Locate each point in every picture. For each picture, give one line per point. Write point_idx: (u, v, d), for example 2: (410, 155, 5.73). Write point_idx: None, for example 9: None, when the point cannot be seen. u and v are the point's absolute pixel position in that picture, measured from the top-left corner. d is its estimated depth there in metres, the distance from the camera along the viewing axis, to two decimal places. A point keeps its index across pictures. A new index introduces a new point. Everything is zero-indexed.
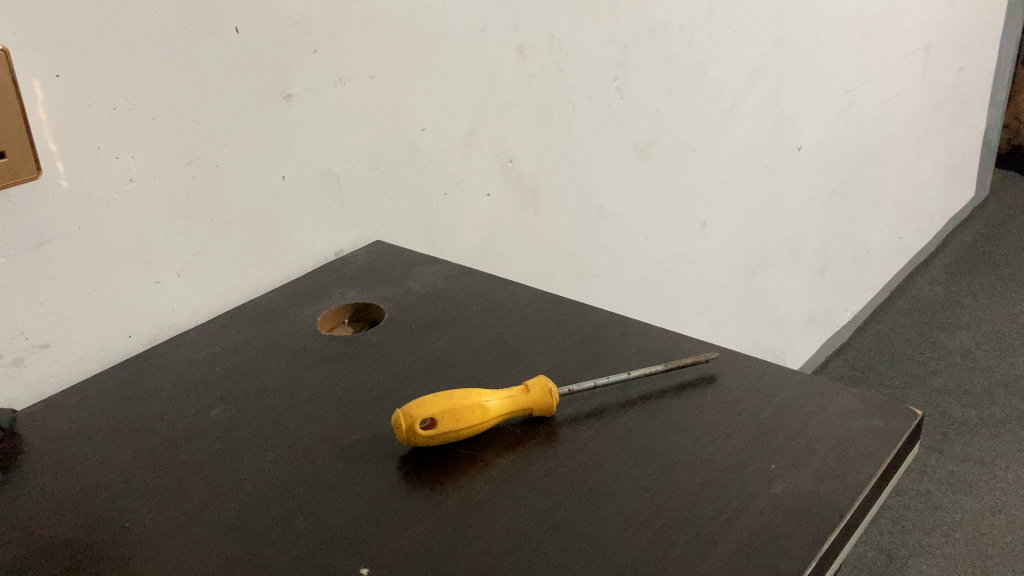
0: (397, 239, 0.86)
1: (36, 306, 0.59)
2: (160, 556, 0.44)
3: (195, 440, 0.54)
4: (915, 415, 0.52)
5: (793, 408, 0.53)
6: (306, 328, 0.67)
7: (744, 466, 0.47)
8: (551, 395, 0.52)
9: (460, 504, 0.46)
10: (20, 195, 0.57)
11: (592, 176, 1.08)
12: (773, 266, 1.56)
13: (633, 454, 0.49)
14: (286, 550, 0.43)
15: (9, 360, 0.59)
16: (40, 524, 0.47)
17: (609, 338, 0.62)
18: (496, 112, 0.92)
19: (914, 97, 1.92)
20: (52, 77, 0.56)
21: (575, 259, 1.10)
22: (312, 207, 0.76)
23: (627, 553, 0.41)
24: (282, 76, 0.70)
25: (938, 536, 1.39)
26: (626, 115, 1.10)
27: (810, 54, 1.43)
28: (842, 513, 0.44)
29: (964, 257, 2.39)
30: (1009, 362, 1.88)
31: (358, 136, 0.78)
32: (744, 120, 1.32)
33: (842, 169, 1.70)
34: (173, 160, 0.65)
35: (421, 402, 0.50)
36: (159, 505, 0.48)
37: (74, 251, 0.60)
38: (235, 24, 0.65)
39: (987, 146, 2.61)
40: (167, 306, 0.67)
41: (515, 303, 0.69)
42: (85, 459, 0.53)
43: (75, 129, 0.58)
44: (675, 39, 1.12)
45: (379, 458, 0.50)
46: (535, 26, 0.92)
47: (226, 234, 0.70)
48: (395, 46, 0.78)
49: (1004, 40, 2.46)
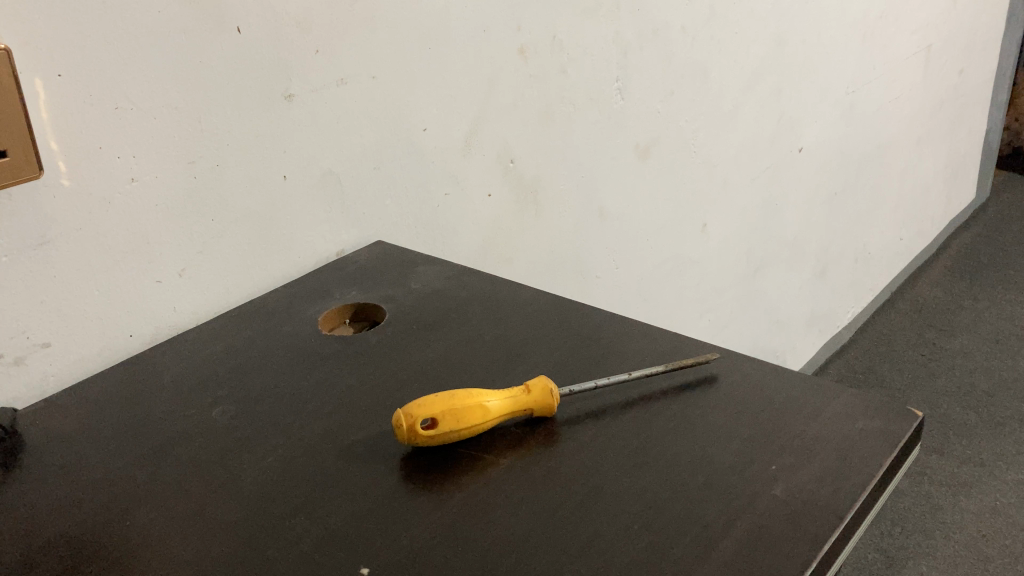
0: (398, 239, 0.86)
1: (37, 305, 0.59)
2: (161, 555, 0.44)
3: (196, 440, 0.54)
4: (916, 416, 0.52)
5: (794, 410, 0.53)
6: (306, 328, 0.67)
7: (744, 467, 0.47)
8: (552, 396, 0.52)
9: (461, 504, 0.46)
10: (21, 195, 0.57)
11: (593, 177, 1.08)
12: (773, 267, 1.56)
13: (633, 454, 0.49)
14: (286, 549, 0.43)
15: (10, 359, 0.59)
16: (40, 524, 0.47)
17: (610, 339, 0.62)
18: (498, 112, 0.92)
19: (915, 99, 1.92)
20: (54, 77, 0.56)
21: (575, 260, 1.10)
22: (314, 208, 0.76)
23: (627, 554, 0.41)
24: (283, 76, 0.70)
25: (938, 537, 1.39)
26: (627, 116, 1.09)
27: (812, 55, 1.43)
28: (844, 513, 0.44)
29: (965, 259, 2.39)
30: (1009, 364, 1.88)
31: (359, 136, 0.78)
32: (745, 121, 1.32)
33: (844, 170, 1.70)
34: (175, 160, 0.65)
35: (422, 402, 0.50)
36: (159, 505, 0.48)
37: (75, 250, 0.60)
38: (237, 24, 0.65)
39: (988, 148, 2.61)
40: (168, 306, 0.67)
41: (517, 303, 0.69)
42: (85, 459, 0.52)
43: (76, 129, 0.58)
44: (677, 40, 1.12)
45: (379, 458, 0.50)
46: (537, 27, 0.92)
47: (227, 234, 0.70)
48: (397, 46, 0.78)
49: (1006, 41, 2.45)
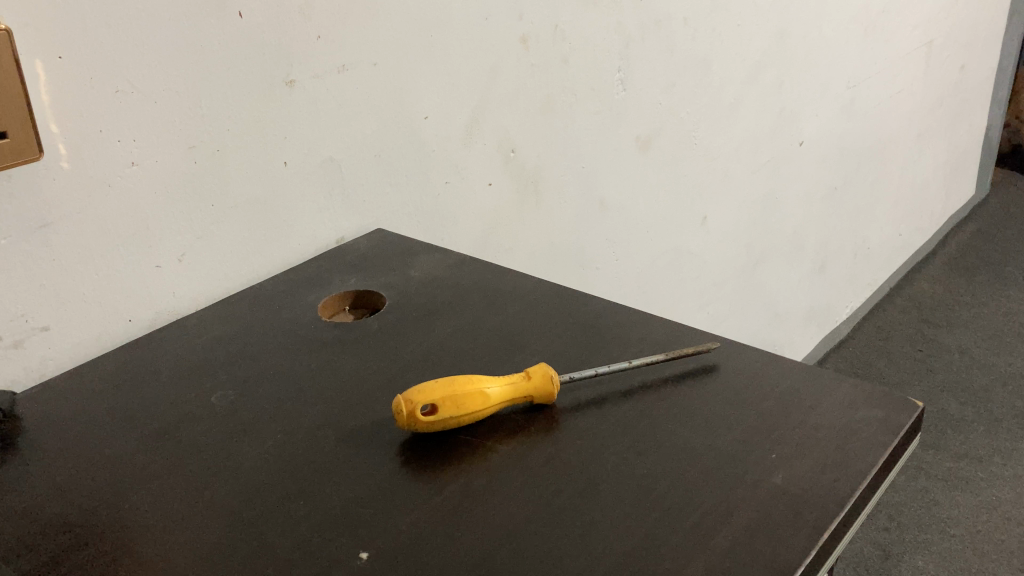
0: (398, 227, 0.86)
1: (36, 289, 0.59)
2: (158, 541, 0.44)
3: (196, 423, 0.54)
4: (916, 407, 0.52)
5: (794, 399, 0.53)
6: (307, 314, 0.67)
7: (743, 456, 0.47)
8: (552, 382, 0.52)
9: (460, 491, 0.46)
10: (21, 176, 0.56)
11: (594, 166, 1.08)
12: (773, 260, 1.57)
13: (635, 441, 0.49)
14: (285, 534, 0.43)
15: (9, 342, 0.59)
16: (39, 506, 0.47)
17: (611, 329, 0.62)
18: (500, 101, 0.92)
19: (917, 94, 1.91)
20: (55, 59, 0.56)
21: (575, 250, 1.10)
22: (314, 196, 0.76)
23: (626, 542, 0.41)
24: (285, 61, 0.70)
25: (935, 532, 1.40)
26: (628, 106, 1.09)
27: (814, 50, 1.42)
28: (843, 502, 0.44)
29: (964, 255, 2.39)
30: (1007, 360, 1.89)
31: (360, 123, 0.78)
32: (746, 114, 1.32)
33: (843, 165, 1.70)
34: (174, 144, 0.64)
35: (422, 388, 0.50)
36: (157, 488, 0.48)
37: (74, 234, 0.60)
38: (239, 9, 0.65)
39: (989, 146, 2.61)
40: (167, 291, 0.67)
41: (517, 291, 0.69)
42: (85, 442, 0.52)
43: (78, 112, 0.58)
44: (679, 32, 1.12)
45: (380, 444, 0.50)
46: (539, 17, 0.92)
47: (227, 220, 0.70)
48: (399, 34, 0.78)
49: (1007, 38, 2.45)
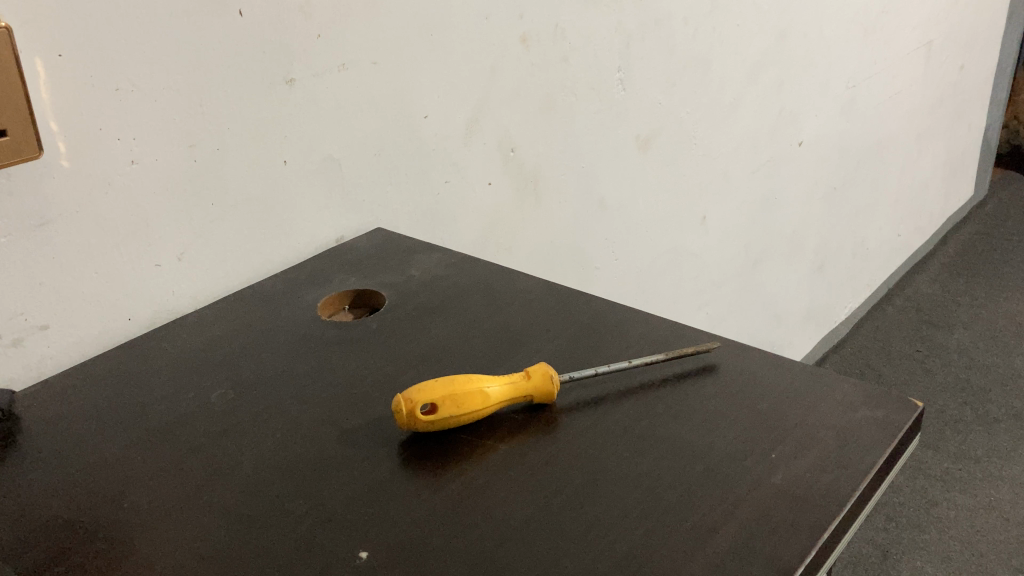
0: (398, 226, 0.86)
1: (35, 287, 0.59)
2: (158, 540, 0.44)
3: (195, 422, 0.53)
4: (915, 407, 0.52)
5: (793, 398, 0.53)
6: (306, 313, 0.67)
7: (743, 456, 0.47)
8: (552, 382, 0.52)
9: (460, 490, 0.46)
10: (21, 175, 0.56)
11: (593, 165, 1.08)
12: (772, 260, 1.57)
13: (634, 441, 0.49)
14: (285, 533, 0.43)
15: (8, 341, 0.59)
16: (39, 504, 0.47)
17: (611, 328, 0.62)
18: (500, 100, 0.92)
19: (916, 94, 1.91)
20: (55, 57, 0.56)
21: (574, 249, 1.10)
22: (314, 195, 0.76)
23: (625, 541, 0.41)
24: (285, 60, 0.69)
25: (933, 532, 1.40)
26: (628, 106, 1.09)
27: (814, 49, 1.42)
28: (843, 501, 0.44)
29: (963, 255, 2.40)
30: (1006, 360, 1.89)
31: (360, 122, 0.78)
32: (745, 114, 1.32)
33: (842, 165, 1.70)
34: (175, 142, 0.64)
35: (422, 387, 0.50)
36: (156, 487, 0.48)
37: (73, 232, 0.60)
38: (239, 7, 0.65)
39: (988, 145, 2.61)
40: (167, 290, 0.67)
41: (516, 291, 0.69)
42: (84, 440, 0.52)
43: (77, 111, 0.58)
44: (679, 32, 1.12)
45: (380, 443, 0.50)
46: (539, 16, 0.92)
47: (226, 219, 0.70)
48: (399, 32, 0.78)
49: (1007, 38, 2.45)
